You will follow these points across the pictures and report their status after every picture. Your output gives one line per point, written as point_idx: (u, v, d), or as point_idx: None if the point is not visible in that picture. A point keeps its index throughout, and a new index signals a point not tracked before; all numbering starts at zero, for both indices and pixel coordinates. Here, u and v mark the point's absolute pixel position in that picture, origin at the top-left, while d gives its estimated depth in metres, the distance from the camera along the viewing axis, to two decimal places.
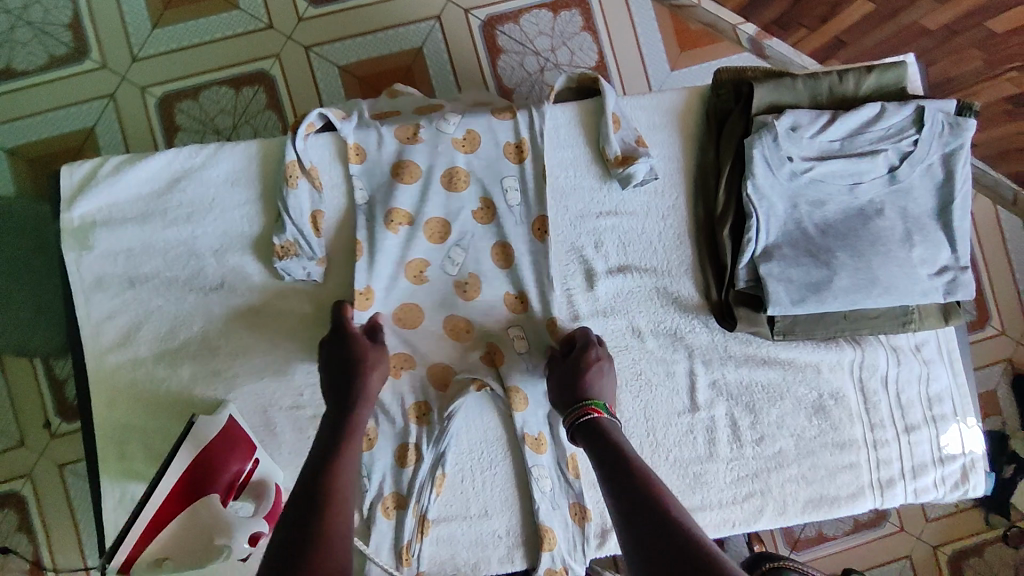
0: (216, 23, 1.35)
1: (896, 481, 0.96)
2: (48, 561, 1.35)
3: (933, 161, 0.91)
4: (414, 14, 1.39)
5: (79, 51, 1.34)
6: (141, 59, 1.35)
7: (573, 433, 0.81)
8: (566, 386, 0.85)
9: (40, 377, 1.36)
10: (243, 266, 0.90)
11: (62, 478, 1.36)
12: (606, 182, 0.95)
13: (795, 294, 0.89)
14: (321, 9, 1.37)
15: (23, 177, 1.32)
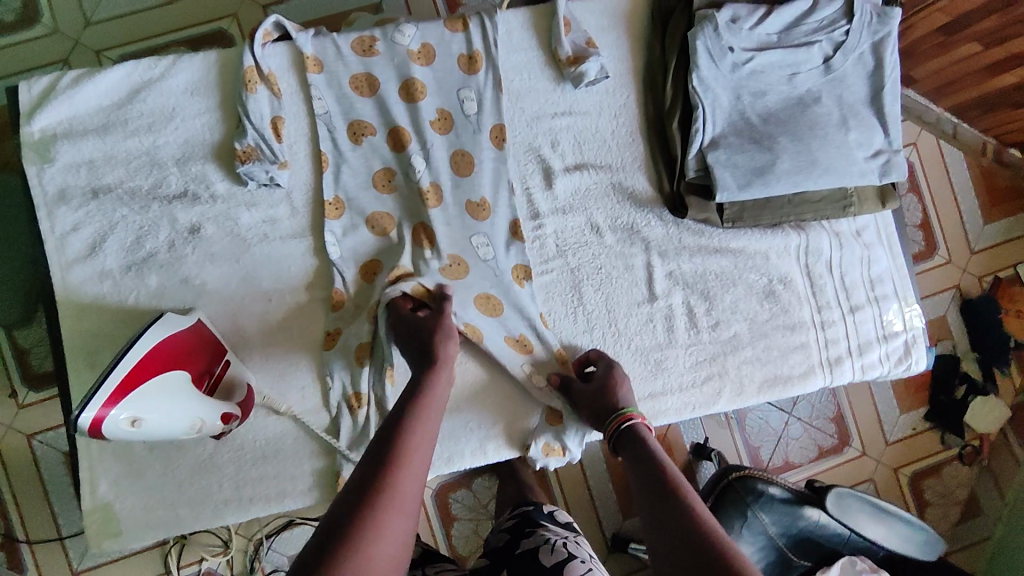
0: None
1: (844, 359, 1.02)
2: (20, 532, 1.29)
3: (864, 50, 0.97)
4: None
5: (29, 16, 1.32)
6: (94, 23, 1.34)
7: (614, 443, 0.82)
8: (598, 402, 0.87)
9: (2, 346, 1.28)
10: (206, 174, 0.93)
11: (31, 450, 1.30)
12: (560, 84, 0.99)
13: (741, 178, 0.93)
14: None
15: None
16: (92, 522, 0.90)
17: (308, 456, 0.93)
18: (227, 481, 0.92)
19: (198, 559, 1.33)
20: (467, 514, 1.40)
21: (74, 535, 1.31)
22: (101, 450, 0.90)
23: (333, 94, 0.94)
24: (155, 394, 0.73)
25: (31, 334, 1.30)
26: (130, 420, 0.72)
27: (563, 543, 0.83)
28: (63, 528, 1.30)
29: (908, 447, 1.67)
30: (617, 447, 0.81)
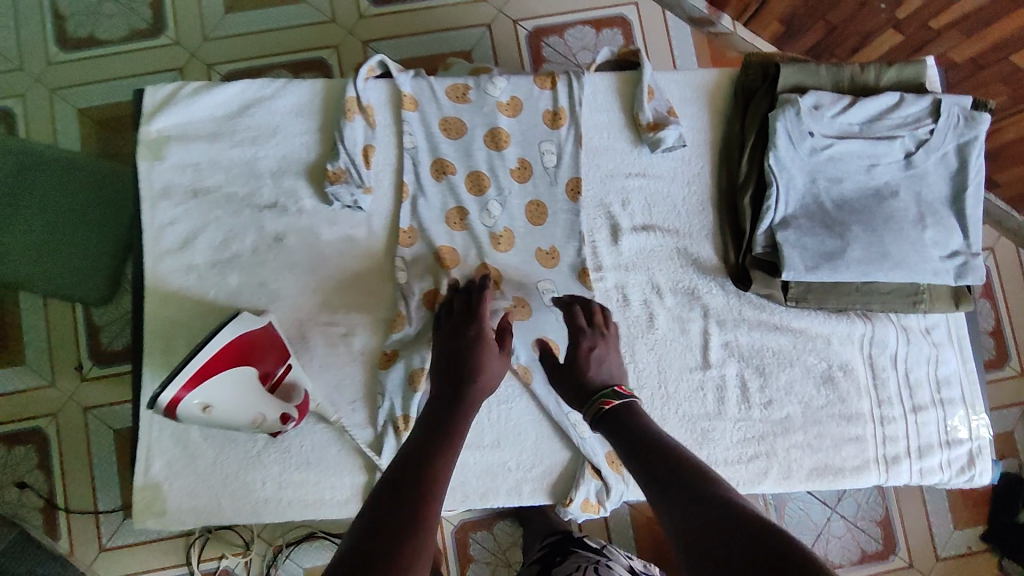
0: (288, 12, 1.49)
1: (901, 459, 0.98)
2: (61, 501, 1.35)
3: (948, 150, 0.96)
4: (469, 20, 1.53)
5: (156, 28, 1.47)
6: (211, 39, 1.47)
7: (597, 424, 0.78)
8: (580, 383, 0.84)
9: (79, 320, 1.39)
10: (297, 189, 0.99)
11: (85, 422, 1.37)
12: (637, 147, 1.02)
13: (809, 260, 0.93)
14: (381, 9, 1.51)
15: (86, 137, 1.43)
16: (140, 499, 0.94)
17: (348, 469, 0.96)
18: (269, 480, 0.95)
19: (218, 556, 1.35)
20: (486, 557, 1.37)
21: (109, 511, 1.35)
22: (159, 430, 0.95)
23: (423, 132, 1.01)
24: (225, 385, 0.78)
25: (110, 313, 1.40)
26: (200, 406, 0.77)
27: (595, 567, 0.83)
28: (100, 502, 1.35)
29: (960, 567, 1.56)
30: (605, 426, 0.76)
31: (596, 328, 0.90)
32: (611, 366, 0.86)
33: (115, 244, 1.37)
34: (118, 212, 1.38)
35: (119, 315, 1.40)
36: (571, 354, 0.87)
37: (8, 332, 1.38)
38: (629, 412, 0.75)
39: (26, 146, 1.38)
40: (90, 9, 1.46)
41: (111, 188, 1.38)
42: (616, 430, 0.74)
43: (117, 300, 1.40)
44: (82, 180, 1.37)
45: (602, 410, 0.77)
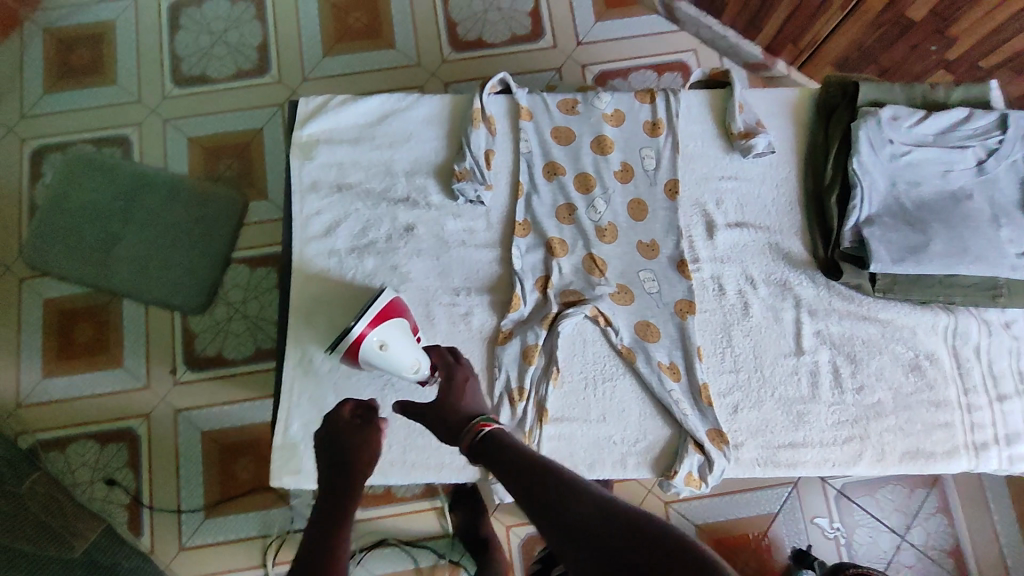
0: (375, 57, 1.70)
1: (991, 445, 1.03)
2: (145, 498, 1.45)
3: (1017, 158, 1.06)
4: (540, 65, 1.73)
5: (262, 68, 1.67)
6: (309, 79, 1.68)
7: (471, 454, 0.80)
8: (449, 414, 0.85)
9: (176, 326, 1.52)
10: (427, 187, 1.13)
11: (175, 424, 1.48)
12: (728, 154, 1.14)
13: (896, 253, 1.02)
14: (461, 54, 1.72)
15: (196, 161, 1.61)
16: (279, 456, 1.03)
17: None
18: (396, 443, 1.04)
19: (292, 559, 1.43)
20: None
21: (191, 511, 1.45)
22: (299, 396, 1.05)
23: (537, 140, 1.14)
24: (402, 329, 0.91)
25: (206, 321, 1.52)
26: (381, 343, 0.89)
27: None
28: (183, 502, 1.45)
29: None
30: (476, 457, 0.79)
31: (451, 376, 0.91)
32: (471, 403, 0.87)
33: (216, 258, 1.53)
34: (218, 230, 1.55)
35: (214, 324, 1.52)
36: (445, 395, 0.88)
37: (112, 338, 1.52)
38: (500, 434, 0.79)
39: (142, 169, 1.58)
40: (206, 51, 1.68)
41: (213, 208, 1.56)
42: (487, 454, 0.77)
43: (212, 309, 1.53)
44: (189, 203, 1.55)
45: (479, 433, 0.80)
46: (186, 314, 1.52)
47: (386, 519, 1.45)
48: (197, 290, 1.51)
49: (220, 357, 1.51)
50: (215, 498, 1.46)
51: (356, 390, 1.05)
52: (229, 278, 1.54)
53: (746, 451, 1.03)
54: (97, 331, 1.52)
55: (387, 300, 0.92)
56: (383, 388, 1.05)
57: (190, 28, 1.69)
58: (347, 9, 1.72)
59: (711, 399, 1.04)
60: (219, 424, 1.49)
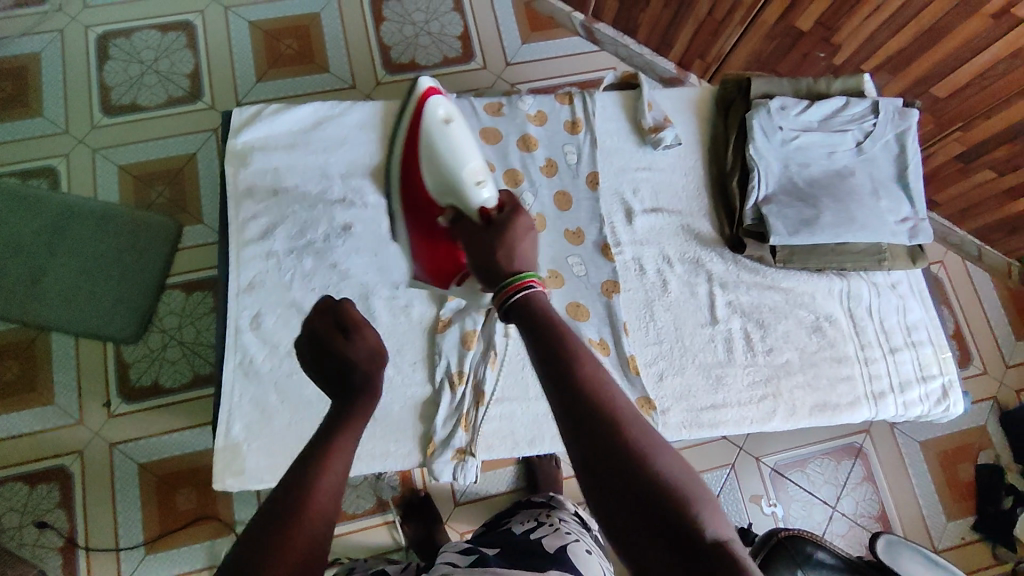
0: (309, 81, 1.75)
1: (887, 394, 1.14)
2: (82, 538, 1.40)
3: (889, 139, 1.20)
4: (470, 85, 1.82)
5: (194, 94, 1.69)
6: (243, 103, 1.71)
7: (502, 313, 0.70)
8: (493, 262, 0.75)
9: (109, 356, 1.49)
10: (363, 188, 1.18)
11: (111, 457, 1.44)
12: (641, 147, 1.24)
13: (791, 226, 1.14)
14: (395, 76, 1.79)
15: (126, 189, 1.60)
16: (221, 458, 1.04)
17: (411, 422, 1.08)
18: None
19: None
20: None
21: (131, 547, 1.41)
22: (240, 396, 1.07)
23: None
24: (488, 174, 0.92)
25: (138, 350, 1.50)
26: (478, 180, 0.90)
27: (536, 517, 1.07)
28: (122, 539, 1.41)
29: (959, 556, 1.68)
30: (511, 318, 0.69)
31: (507, 215, 0.81)
32: (525, 251, 0.76)
33: (149, 286, 1.52)
34: (151, 256, 1.54)
35: (149, 352, 1.50)
36: (498, 227, 0.80)
37: (39, 373, 1.47)
38: (541, 304, 0.69)
39: (69, 199, 1.56)
40: (136, 80, 1.69)
41: (149, 231, 1.55)
42: (522, 324, 0.67)
43: (147, 338, 1.51)
44: (118, 233, 1.54)
45: (517, 294, 0.69)
46: (119, 344, 1.49)
47: (340, 537, 1.44)
48: (133, 316, 1.50)
49: (156, 385, 1.49)
50: (156, 532, 1.42)
51: (299, 388, 1.08)
52: (163, 305, 1.53)
53: (672, 415, 1.11)
54: (22, 366, 1.47)
55: (422, 87, 1.02)
56: None
57: (119, 58, 1.70)
58: (280, 35, 1.77)
59: (638, 369, 1.11)
60: (157, 455, 1.46)
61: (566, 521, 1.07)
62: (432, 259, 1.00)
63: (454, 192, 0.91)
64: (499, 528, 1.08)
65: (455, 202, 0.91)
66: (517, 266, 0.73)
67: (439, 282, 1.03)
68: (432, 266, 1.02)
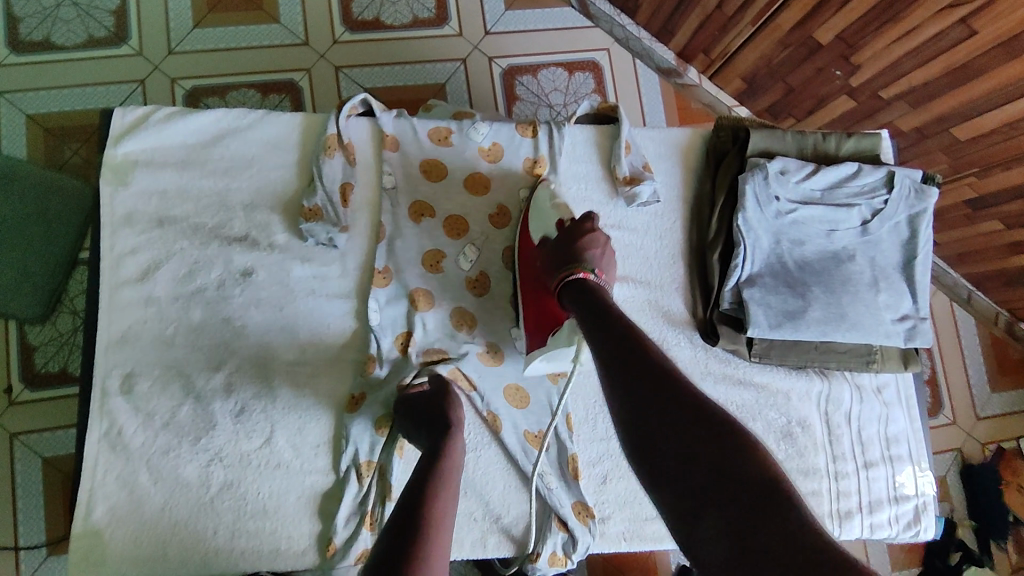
0: (255, 33, 1.34)
1: (854, 514, 1.01)
2: None
3: (900, 220, 1.03)
4: (440, 55, 1.42)
5: (119, 36, 1.28)
6: (176, 53, 1.30)
7: (562, 296, 0.80)
8: (555, 255, 0.84)
9: (10, 341, 1.17)
10: (270, 224, 0.97)
11: (10, 451, 1.14)
12: (612, 199, 1.04)
13: (773, 318, 0.97)
14: (357, 36, 1.38)
15: (35, 146, 1.21)
16: (77, 549, 0.87)
17: (307, 520, 0.93)
18: (222, 528, 0.91)
19: None
20: None
21: (31, 547, 1.13)
22: (104, 474, 0.89)
23: (403, 173, 1.00)
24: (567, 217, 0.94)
25: (45, 333, 1.17)
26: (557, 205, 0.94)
27: None
28: (22, 537, 1.13)
29: None
30: (571, 298, 0.78)
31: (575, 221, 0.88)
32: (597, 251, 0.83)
33: (56, 263, 1.16)
34: (62, 234, 1.17)
35: (59, 337, 1.18)
36: (567, 235, 0.85)
37: None
38: (595, 288, 0.78)
39: None
40: (49, 11, 1.27)
41: (65, 202, 1.18)
42: (577, 303, 0.77)
43: (55, 319, 1.18)
44: (17, 198, 1.15)
45: (573, 277, 0.79)
46: (23, 324, 1.17)
47: None
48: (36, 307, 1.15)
49: (65, 374, 1.18)
50: (63, 532, 1.14)
51: (175, 467, 0.90)
52: (76, 282, 1.19)
53: (612, 525, 0.99)
54: None
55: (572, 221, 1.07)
56: (208, 465, 0.91)
57: None
58: None
59: (580, 471, 0.99)
60: (66, 450, 1.16)
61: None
62: (536, 306, 0.90)
63: (545, 222, 0.92)
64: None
65: (548, 231, 0.91)
66: (582, 255, 0.81)
67: (535, 342, 0.89)
68: (532, 320, 0.90)
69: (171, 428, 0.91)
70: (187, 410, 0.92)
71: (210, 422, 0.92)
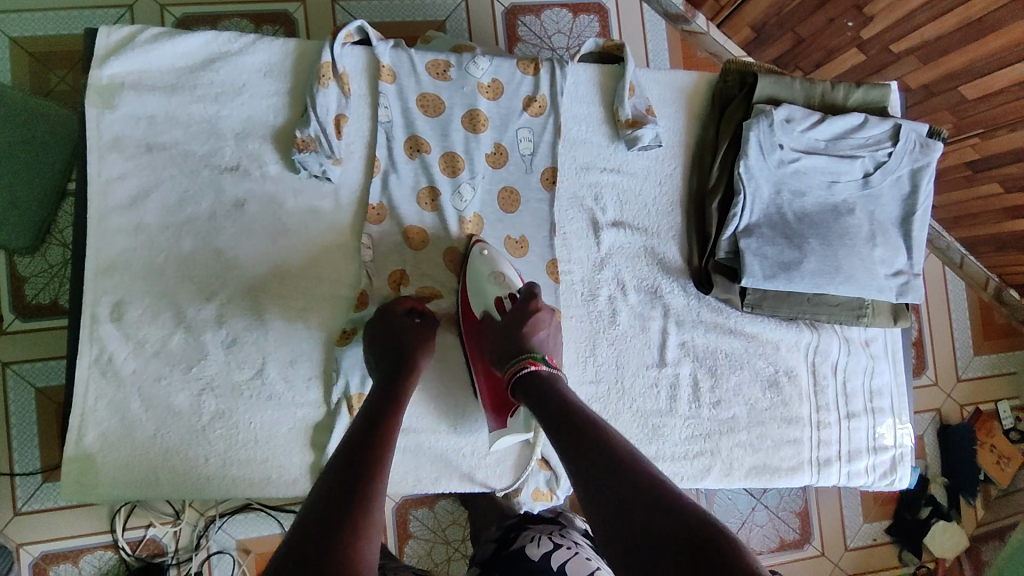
0: None
1: (833, 461, 1.04)
2: None
3: (902, 174, 1.01)
4: None
5: None
6: None
7: (512, 386, 0.79)
8: (504, 343, 0.82)
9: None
10: (262, 153, 0.95)
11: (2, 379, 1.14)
12: (613, 142, 1.02)
13: (768, 269, 0.97)
14: None
15: (16, 71, 1.16)
16: (68, 472, 0.88)
17: (299, 450, 0.94)
18: (214, 456, 0.92)
19: (145, 524, 1.18)
20: (426, 536, 1.30)
21: (26, 474, 1.14)
22: (95, 400, 0.89)
23: (399, 106, 0.96)
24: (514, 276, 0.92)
25: (34, 264, 1.16)
26: (499, 273, 0.90)
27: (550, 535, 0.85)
28: (17, 465, 1.14)
29: (863, 555, 1.58)
30: (527, 385, 0.77)
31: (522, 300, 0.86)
32: (543, 339, 0.83)
33: (43, 192, 1.13)
34: (47, 167, 1.13)
35: (49, 268, 1.17)
36: (513, 317, 0.84)
37: None
38: (548, 377, 0.77)
39: None
40: None
41: (52, 131, 1.14)
42: (532, 395, 0.76)
43: (44, 251, 1.16)
44: None
45: (523, 372, 0.78)
46: (11, 254, 1.15)
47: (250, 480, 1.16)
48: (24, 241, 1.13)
49: (55, 306, 1.17)
50: (57, 461, 1.16)
51: (167, 396, 0.91)
52: (66, 214, 1.17)
53: None
54: None
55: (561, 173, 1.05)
56: (200, 394, 0.92)
57: None
58: None
59: None
60: (58, 380, 1.17)
61: (582, 541, 0.86)
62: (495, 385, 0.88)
63: (485, 295, 0.90)
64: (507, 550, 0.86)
65: (488, 306, 0.89)
66: (529, 346, 0.81)
67: (498, 419, 0.88)
68: (494, 398, 0.88)
69: (162, 356, 0.91)
70: (178, 339, 0.91)
71: (201, 352, 0.92)
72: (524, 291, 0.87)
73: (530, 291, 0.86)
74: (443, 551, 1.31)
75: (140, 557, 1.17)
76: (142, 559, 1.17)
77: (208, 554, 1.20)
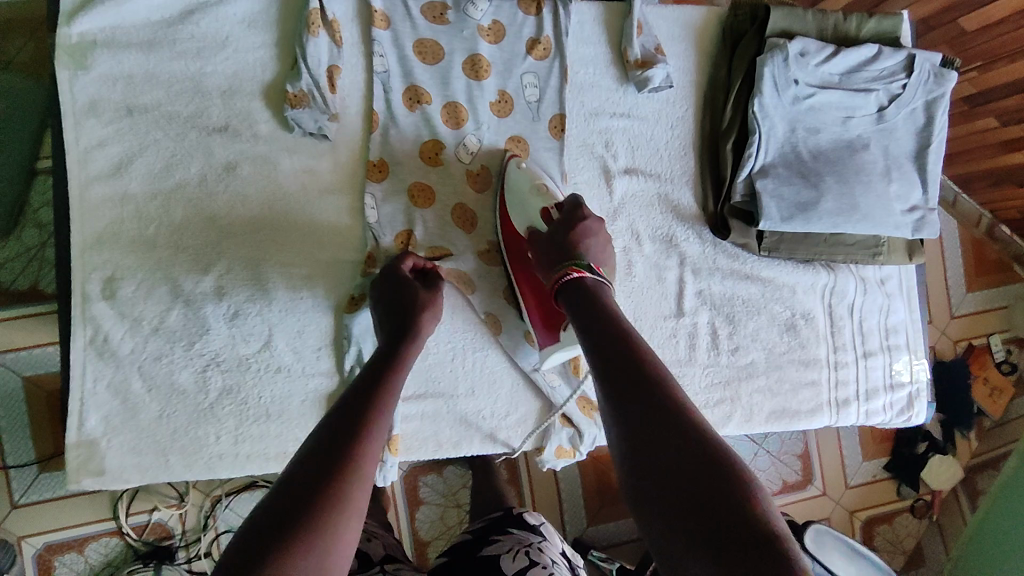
0: None
1: (851, 401, 1.04)
2: None
3: (917, 106, 0.99)
4: None
5: None
6: None
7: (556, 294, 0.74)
8: (549, 253, 0.78)
9: None
10: (251, 112, 0.88)
11: None
12: (622, 85, 0.98)
13: (785, 211, 0.95)
14: None
15: None
16: (73, 458, 0.84)
17: (313, 421, 0.91)
18: (225, 433, 0.88)
19: (149, 509, 1.15)
20: (436, 501, 1.29)
21: (21, 466, 1.10)
22: (95, 382, 0.84)
23: (395, 55, 0.90)
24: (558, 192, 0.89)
25: (7, 248, 1.08)
26: (541, 188, 0.87)
27: (527, 548, 0.77)
28: (10, 456, 1.09)
29: (864, 493, 1.61)
30: (571, 302, 0.71)
31: (567, 212, 0.82)
32: (590, 247, 0.78)
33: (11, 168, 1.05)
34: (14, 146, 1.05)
35: (24, 250, 1.08)
36: (557, 226, 0.80)
37: None
38: (594, 286, 0.71)
39: None
40: None
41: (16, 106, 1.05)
42: (575, 308, 0.70)
43: (19, 233, 1.08)
44: None
45: (565, 279, 0.73)
46: None
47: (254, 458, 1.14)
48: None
49: (37, 291, 1.09)
50: (53, 450, 1.11)
51: (171, 374, 0.86)
52: (38, 194, 1.09)
53: None
54: None
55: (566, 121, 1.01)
56: (205, 369, 0.87)
57: None
58: None
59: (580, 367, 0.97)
60: (48, 368, 1.11)
61: (558, 561, 0.78)
62: (543, 304, 0.86)
63: (528, 208, 0.87)
64: (477, 552, 0.78)
65: (532, 219, 0.86)
66: (574, 253, 0.76)
67: (548, 336, 0.86)
68: (543, 314, 0.87)
69: (162, 333, 0.86)
70: (177, 314, 0.86)
71: (203, 326, 0.87)
72: (568, 203, 0.83)
73: (575, 203, 0.82)
74: (456, 514, 1.30)
75: (147, 541, 1.14)
76: (149, 543, 1.14)
77: (217, 532, 1.17)
